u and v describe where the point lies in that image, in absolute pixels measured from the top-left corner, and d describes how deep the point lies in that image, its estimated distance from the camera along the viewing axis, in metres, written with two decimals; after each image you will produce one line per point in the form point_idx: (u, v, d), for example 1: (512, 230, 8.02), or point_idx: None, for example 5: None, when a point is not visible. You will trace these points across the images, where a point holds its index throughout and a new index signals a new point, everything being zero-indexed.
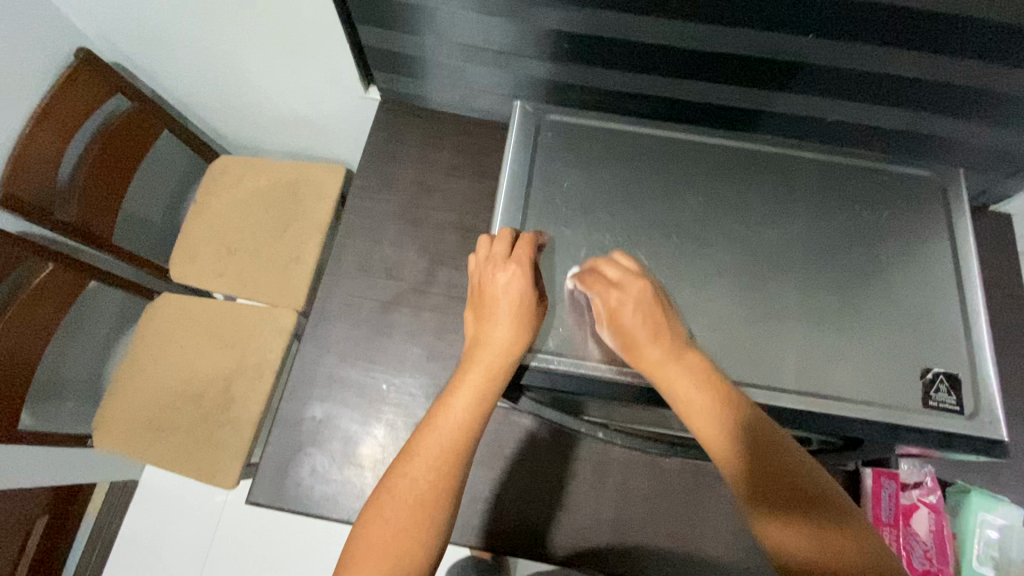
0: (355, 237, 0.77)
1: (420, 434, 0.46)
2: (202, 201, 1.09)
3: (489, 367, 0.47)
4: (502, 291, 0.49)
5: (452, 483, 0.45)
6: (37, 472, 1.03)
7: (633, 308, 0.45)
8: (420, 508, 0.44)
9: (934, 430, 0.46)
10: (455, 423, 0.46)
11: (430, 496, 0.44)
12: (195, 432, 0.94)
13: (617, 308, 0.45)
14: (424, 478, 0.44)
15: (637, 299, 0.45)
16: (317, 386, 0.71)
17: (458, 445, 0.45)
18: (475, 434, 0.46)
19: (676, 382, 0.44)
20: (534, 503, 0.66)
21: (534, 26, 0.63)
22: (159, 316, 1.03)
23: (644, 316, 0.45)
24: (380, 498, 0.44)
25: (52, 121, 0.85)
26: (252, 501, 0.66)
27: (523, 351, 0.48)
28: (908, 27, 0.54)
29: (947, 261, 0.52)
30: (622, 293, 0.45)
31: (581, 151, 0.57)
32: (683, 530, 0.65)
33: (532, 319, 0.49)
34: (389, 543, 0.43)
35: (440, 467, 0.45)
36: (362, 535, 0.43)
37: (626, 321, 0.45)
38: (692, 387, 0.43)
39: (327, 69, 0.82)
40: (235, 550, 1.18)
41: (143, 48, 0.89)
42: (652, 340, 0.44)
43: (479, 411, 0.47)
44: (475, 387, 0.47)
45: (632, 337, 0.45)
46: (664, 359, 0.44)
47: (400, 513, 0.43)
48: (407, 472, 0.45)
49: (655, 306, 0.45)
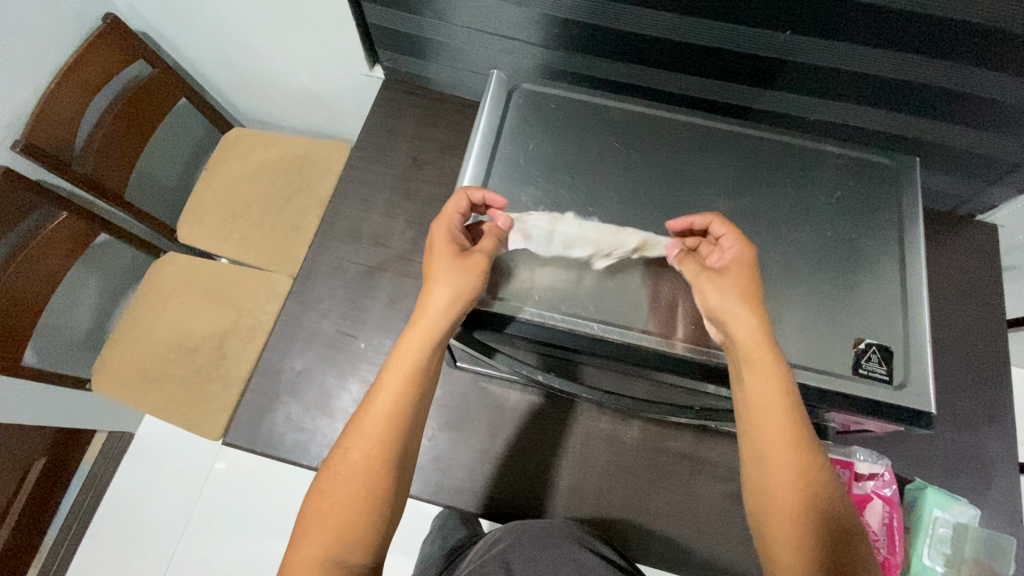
0: (348, 204, 0.82)
1: (358, 411, 0.49)
2: (213, 167, 1.14)
3: (423, 336, 0.49)
4: (436, 255, 0.50)
5: (391, 451, 0.48)
6: (39, 414, 1.08)
7: (734, 290, 0.47)
8: (361, 478, 0.47)
9: (861, 397, 0.46)
10: (390, 395, 0.48)
11: (369, 465, 0.47)
12: (189, 383, 0.98)
13: (717, 287, 0.47)
14: (360, 449, 0.47)
15: (739, 284, 0.47)
16: (299, 340, 0.75)
17: (395, 412, 0.48)
18: (413, 400, 0.49)
19: (743, 329, 0.46)
20: (494, 466, 0.70)
21: (526, 10, 0.66)
22: (161, 274, 1.07)
23: (743, 296, 0.47)
24: (322, 474, 0.48)
25: (76, 81, 0.90)
26: (228, 442, 0.70)
27: (461, 310, 0.49)
28: (878, 27, 0.56)
29: (897, 240, 0.52)
30: (724, 277, 0.48)
31: (554, 119, 0.58)
32: (637, 501, 0.69)
33: (466, 272, 0.49)
34: (332, 513, 0.47)
35: (375, 436, 0.48)
36: (310, 508, 0.47)
37: (719, 299, 0.47)
38: (786, 439, 0.45)
39: (335, 46, 0.87)
40: (221, 507, 1.22)
41: (168, 18, 0.94)
42: (745, 323, 0.46)
43: (414, 379, 0.49)
44: (409, 359, 0.49)
45: (722, 307, 0.47)
46: (751, 350, 0.45)
47: (340, 487, 0.47)
48: (344, 447, 0.48)
49: (754, 290, 0.47)
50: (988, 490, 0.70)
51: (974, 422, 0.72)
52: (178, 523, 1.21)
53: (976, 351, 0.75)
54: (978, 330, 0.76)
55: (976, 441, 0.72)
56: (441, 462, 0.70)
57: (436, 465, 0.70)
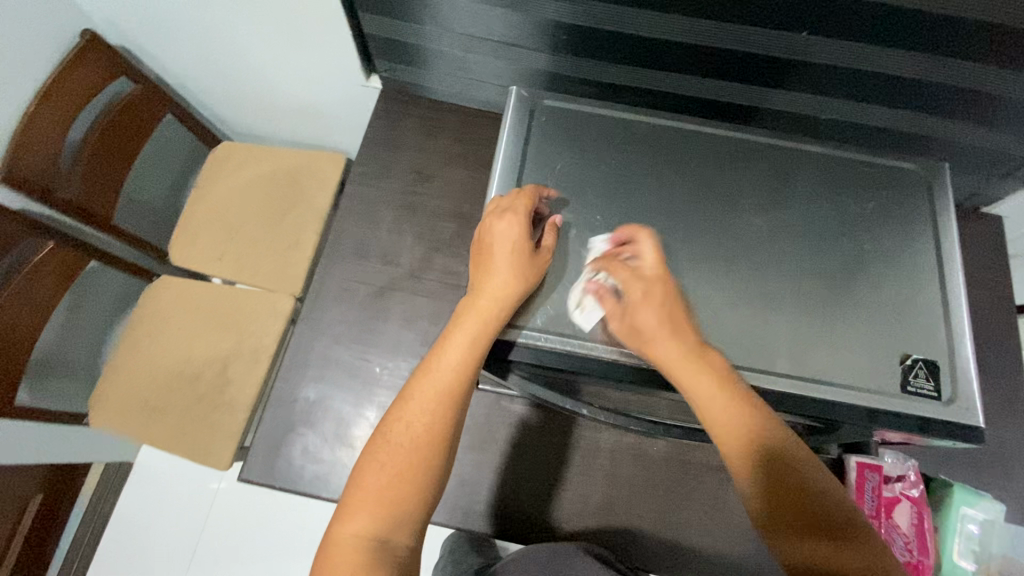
0: (353, 222, 0.79)
1: (415, 380, 0.46)
2: (202, 184, 1.10)
3: (482, 314, 0.48)
4: (499, 242, 0.50)
5: (448, 427, 0.45)
6: (34, 452, 1.04)
7: (656, 303, 0.45)
8: (416, 451, 0.44)
9: (912, 415, 0.45)
10: (449, 368, 0.46)
11: (425, 440, 0.45)
12: (192, 412, 0.95)
13: (640, 303, 0.45)
14: (419, 422, 0.45)
15: (661, 295, 0.45)
16: (312, 367, 0.73)
17: (453, 389, 0.46)
18: (471, 377, 0.47)
19: (670, 342, 0.44)
20: (522, 489, 0.68)
21: (534, 17, 0.64)
22: (156, 299, 1.03)
23: (664, 311, 0.45)
24: (375, 444, 0.45)
25: (56, 102, 0.86)
26: (244, 478, 0.67)
27: (520, 295, 0.49)
28: (899, 27, 0.55)
29: (932, 253, 0.51)
30: (647, 289, 0.46)
31: (575, 135, 0.56)
32: (668, 516, 0.68)
33: (530, 267, 0.49)
34: (385, 487, 0.44)
35: (433, 412, 0.46)
36: (356, 482, 0.44)
37: (645, 316, 0.45)
38: (725, 404, 0.43)
39: (330, 58, 0.84)
40: (227, 534, 1.19)
41: (150, 32, 0.89)
42: (668, 335, 0.44)
43: (474, 355, 0.47)
44: (469, 333, 0.47)
45: (651, 327, 0.45)
46: (679, 353, 0.44)
47: (394, 459, 0.44)
48: (401, 416, 0.45)
49: (674, 303, 0.46)
50: (1012, 485, 0.71)
51: (996, 419, 0.73)
52: (184, 551, 1.18)
53: (994, 346, 0.75)
54: (995, 326, 0.76)
55: (1000, 437, 0.72)
56: (467, 486, 0.68)
57: (462, 490, 0.68)
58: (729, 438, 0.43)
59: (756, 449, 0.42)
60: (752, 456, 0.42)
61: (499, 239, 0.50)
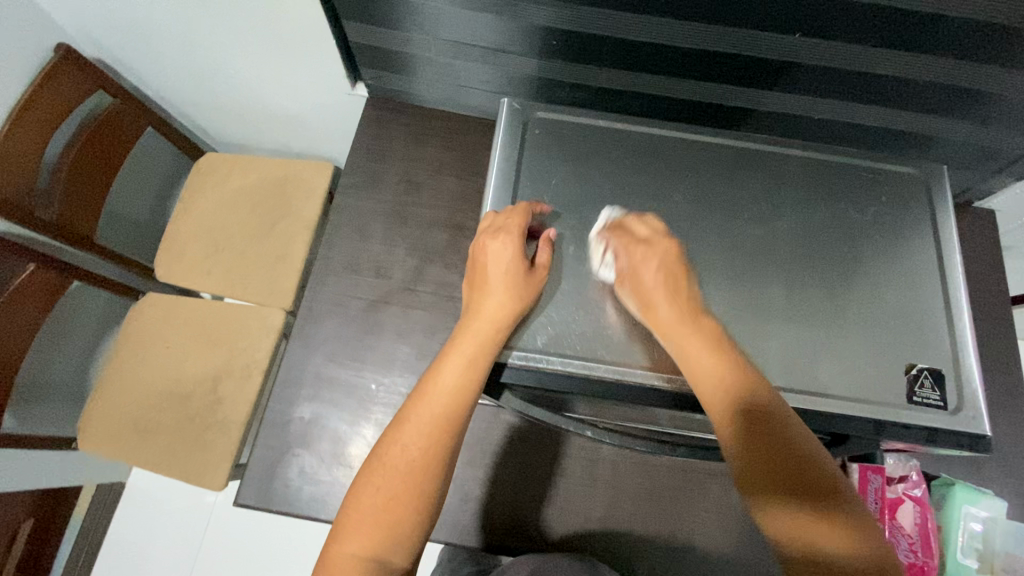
0: (344, 235, 0.77)
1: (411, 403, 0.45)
2: (186, 198, 1.07)
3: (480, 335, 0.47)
4: (493, 262, 0.49)
5: (445, 450, 0.44)
6: (22, 476, 1.01)
7: (655, 264, 0.47)
8: (412, 475, 0.43)
9: (919, 425, 0.45)
10: (446, 390, 0.45)
11: (422, 463, 0.43)
12: (183, 432, 0.93)
13: (640, 265, 0.47)
14: (416, 446, 0.43)
15: (662, 257, 0.47)
16: (306, 385, 0.71)
17: (449, 412, 0.44)
18: (469, 399, 0.45)
19: (669, 302, 0.46)
20: (524, 504, 0.67)
21: (523, 23, 0.63)
22: (143, 317, 1.01)
23: (664, 272, 0.46)
24: (371, 468, 0.44)
25: (33, 119, 0.83)
26: (240, 502, 0.66)
27: (516, 314, 0.48)
28: (892, 27, 0.55)
29: (932, 259, 0.51)
30: (648, 250, 0.47)
31: (569, 147, 0.55)
32: (673, 526, 0.68)
33: (525, 286, 0.48)
34: (380, 511, 0.42)
35: (430, 435, 0.44)
36: (352, 505, 0.43)
37: (645, 277, 0.47)
38: (710, 361, 0.43)
39: (314, 66, 0.82)
40: (225, 551, 1.17)
41: (128, 44, 0.87)
42: (667, 300, 0.46)
43: (472, 375, 0.45)
44: (466, 353, 0.46)
45: (650, 285, 0.46)
46: (673, 315, 0.45)
47: (390, 483, 0.43)
48: (396, 440, 0.44)
49: (676, 266, 0.47)
50: (1014, 481, 0.71)
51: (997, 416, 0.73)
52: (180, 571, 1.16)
53: (993, 342, 0.75)
54: (993, 323, 0.76)
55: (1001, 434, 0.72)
56: (468, 503, 0.67)
57: (463, 506, 0.67)
58: (711, 392, 0.42)
59: (739, 404, 0.42)
60: (734, 412, 0.42)
61: (492, 259, 0.49)
